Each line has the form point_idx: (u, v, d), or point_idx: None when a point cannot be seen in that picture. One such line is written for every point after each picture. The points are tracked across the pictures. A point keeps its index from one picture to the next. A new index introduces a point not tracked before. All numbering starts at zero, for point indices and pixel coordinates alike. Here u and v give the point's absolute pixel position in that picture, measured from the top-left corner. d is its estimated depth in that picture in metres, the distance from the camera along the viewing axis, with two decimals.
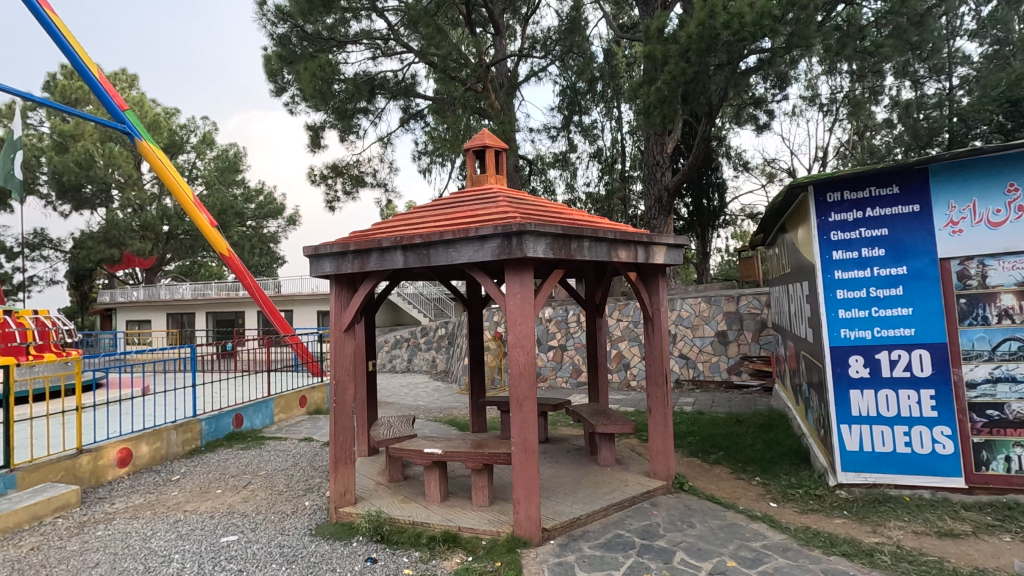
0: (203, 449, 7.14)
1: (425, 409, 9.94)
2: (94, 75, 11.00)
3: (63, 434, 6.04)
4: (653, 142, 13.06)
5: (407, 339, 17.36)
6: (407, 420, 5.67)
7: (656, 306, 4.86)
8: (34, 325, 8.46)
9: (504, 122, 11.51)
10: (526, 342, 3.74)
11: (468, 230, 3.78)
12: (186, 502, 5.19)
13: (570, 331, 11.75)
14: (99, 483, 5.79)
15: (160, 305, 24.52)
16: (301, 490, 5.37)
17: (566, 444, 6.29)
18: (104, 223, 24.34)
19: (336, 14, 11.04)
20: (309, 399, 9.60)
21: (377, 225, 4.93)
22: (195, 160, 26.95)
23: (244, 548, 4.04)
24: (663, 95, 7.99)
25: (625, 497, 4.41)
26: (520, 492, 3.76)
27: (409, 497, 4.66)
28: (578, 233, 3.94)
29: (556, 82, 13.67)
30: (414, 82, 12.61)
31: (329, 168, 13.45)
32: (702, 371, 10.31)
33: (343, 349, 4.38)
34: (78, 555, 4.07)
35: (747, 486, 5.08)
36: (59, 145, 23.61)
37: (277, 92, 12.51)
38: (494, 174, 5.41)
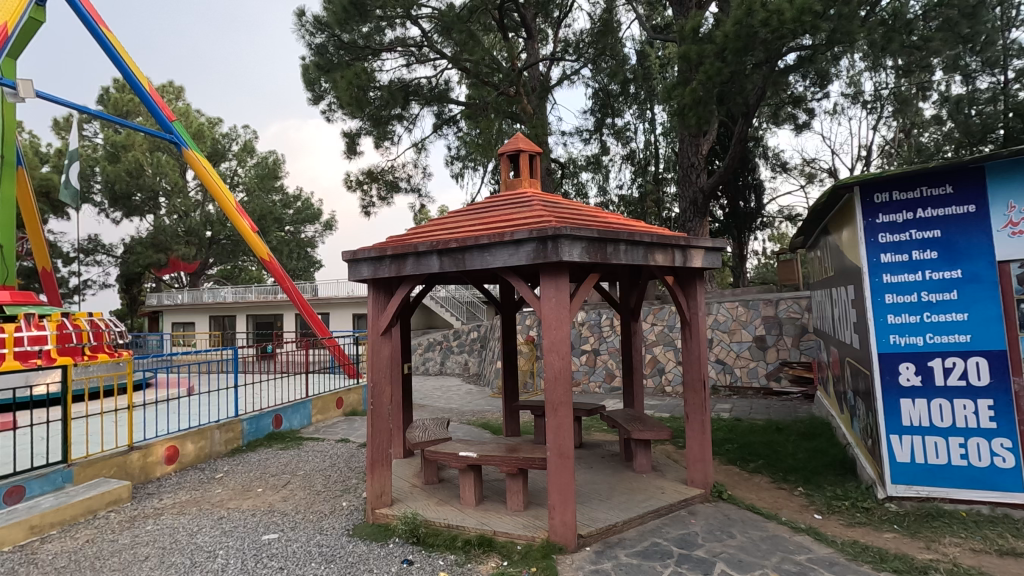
0: (244, 448, 7.35)
1: (458, 411, 10.01)
2: (145, 87, 11.50)
3: (115, 431, 6.31)
4: (687, 143, 12.85)
5: (440, 342, 17.51)
6: (441, 423, 5.71)
7: (693, 311, 4.76)
8: (88, 327, 8.86)
9: (536, 125, 11.53)
10: (561, 347, 3.71)
11: (503, 234, 3.79)
12: (229, 499, 5.35)
13: (603, 335, 11.64)
14: (149, 480, 6.03)
15: (204, 308, 25.41)
16: (338, 491, 5.47)
17: (600, 450, 6.23)
18: (152, 230, 25.40)
19: (372, 23, 11.26)
20: (345, 400, 9.79)
21: (413, 230, 5.00)
22: (236, 168, 27.85)
23: (284, 547, 4.13)
24: (698, 97, 7.85)
25: (662, 505, 4.33)
26: (556, 498, 3.74)
27: (444, 499, 4.68)
28: (614, 236, 3.90)
29: (589, 85, 13.60)
30: (447, 88, 12.75)
31: (365, 174, 13.72)
32: (739, 377, 10.06)
33: (380, 351, 4.45)
34: (129, 548, 4.23)
35: (789, 496, 4.93)
36: (111, 155, 24.78)
37: (315, 100, 12.83)
38: (528, 178, 5.40)
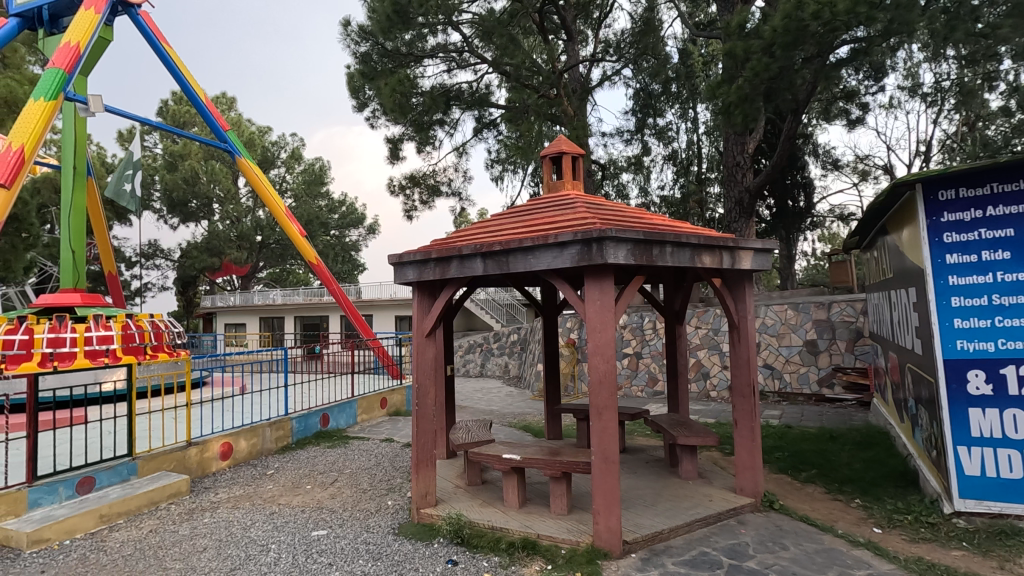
0: (294, 446, 7.59)
1: (499, 413, 10.05)
2: (201, 99, 12.05)
3: (175, 427, 6.62)
4: (732, 142, 12.52)
5: (481, 344, 17.63)
6: (484, 425, 5.75)
7: (741, 314, 4.63)
8: (149, 328, 9.34)
9: (577, 127, 11.46)
10: (606, 350, 3.67)
11: (547, 237, 3.78)
12: (280, 495, 5.53)
13: (646, 339, 11.45)
14: (205, 474, 6.30)
15: (254, 309, 26.38)
16: (383, 490, 5.57)
17: (644, 455, 6.14)
18: (207, 235, 26.59)
19: (414, 31, 11.49)
20: (389, 400, 9.98)
21: (457, 233, 5.05)
22: (285, 174, 28.86)
23: (333, 543, 4.23)
24: (744, 94, 7.63)
25: (710, 513, 4.22)
26: (601, 503, 3.69)
27: (488, 501, 4.71)
28: (660, 238, 3.83)
29: (630, 85, 13.43)
30: (488, 92, 12.85)
31: (407, 178, 13.97)
32: (789, 383, 9.73)
33: (425, 353, 4.50)
34: (189, 540, 4.43)
35: (845, 508, 4.71)
36: (170, 164, 26.10)
37: (360, 107, 13.18)
38: (571, 180, 5.38)
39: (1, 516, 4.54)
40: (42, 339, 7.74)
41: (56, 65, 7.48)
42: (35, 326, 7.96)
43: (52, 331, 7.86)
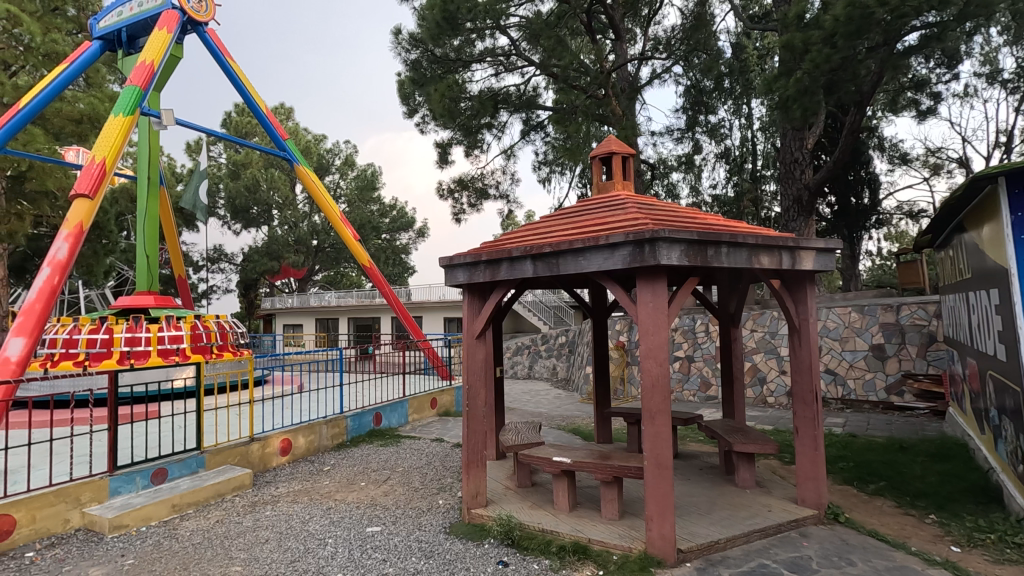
0: (348, 443, 7.82)
1: (547, 416, 10.03)
2: (263, 110, 12.60)
3: (239, 423, 6.95)
4: (790, 138, 12.03)
5: (528, 346, 17.63)
6: (534, 427, 5.74)
7: (803, 317, 4.43)
8: (216, 328, 9.85)
9: (625, 127, 11.30)
10: (659, 353, 3.59)
11: (598, 238, 3.75)
12: (336, 491, 5.71)
13: (698, 341, 11.16)
14: (266, 469, 6.59)
15: (310, 311, 27.38)
16: (434, 489, 5.65)
17: (697, 461, 5.97)
18: (267, 239, 27.83)
19: (463, 36, 11.63)
20: (439, 401, 10.13)
21: (506, 235, 5.07)
22: (339, 180, 29.85)
23: (387, 540, 4.32)
24: (804, 87, 7.29)
25: (769, 524, 4.05)
26: (653, 509, 3.62)
27: (538, 503, 4.69)
28: (715, 238, 3.72)
29: (680, 82, 13.13)
30: (536, 94, 12.87)
31: (456, 182, 14.16)
32: (853, 390, 9.25)
33: (475, 354, 4.54)
34: (252, 531, 4.64)
35: (918, 524, 4.42)
36: (233, 172, 27.50)
37: (410, 113, 13.48)
38: (621, 180, 5.31)
39: (87, 502, 4.90)
40: (121, 338, 8.54)
41: (133, 82, 8.00)
42: (114, 325, 8.64)
43: (129, 330, 8.63)
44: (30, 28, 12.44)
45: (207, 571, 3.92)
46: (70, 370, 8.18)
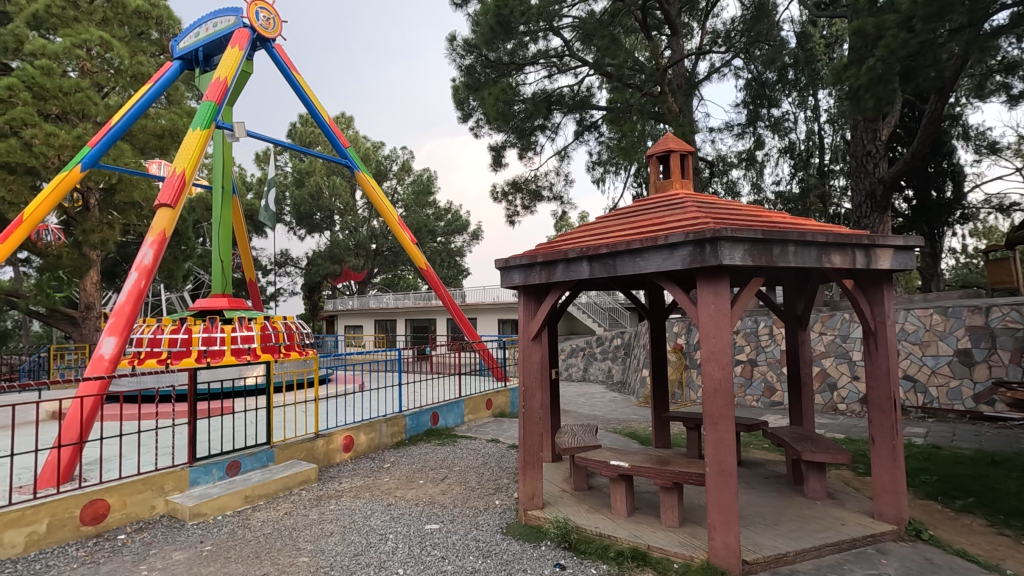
0: (407, 442, 8.01)
1: (603, 419, 9.91)
2: (326, 119, 13.11)
3: (306, 419, 7.25)
4: (862, 129, 11.35)
5: (583, 348, 17.49)
6: (590, 430, 5.68)
7: (879, 319, 4.17)
8: (283, 328, 10.35)
9: (682, 124, 11.00)
10: (721, 356, 3.46)
11: (656, 238, 3.68)
12: (397, 488, 5.86)
13: (762, 345, 10.72)
14: (330, 464, 6.86)
15: (370, 313, 28.26)
16: (490, 489, 5.70)
17: (762, 469, 5.73)
18: (330, 244, 29.00)
19: (516, 40, 11.68)
20: (494, 402, 10.22)
21: (561, 236, 5.05)
22: (396, 186, 30.70)
23: (445, 537, 4.40)
24: (877, 75, 6.83)
25: (843, 538, 3.83)
26: (716, 517, 3.50)
27: (595, 507, 4.64)
28: (782, 236, 3.56)
29: (740, 76, 12.66)
30: (590, 94, 12.77)
31: (510, 185, 14.25)
32: (935, 398, 8.61)
33: (531, 356, 4.54)
34: (318, 524, 4.83)
35: (1014, 546, 4.05)
36: (298, 180, 28.85)
37: (465, 117, 13.70)
38: (680, 178, 5.18)
39: (170, 491, 5.25)
40: (198, 338, 9.14)
41: (209, 98, 8.50)
42: (192, 325, 9.26)
43: (206, 330, 9.24)
44: (120, 52, 13.56)
45: (277, 560, 4.12)
46: (154, 367, 8.79)
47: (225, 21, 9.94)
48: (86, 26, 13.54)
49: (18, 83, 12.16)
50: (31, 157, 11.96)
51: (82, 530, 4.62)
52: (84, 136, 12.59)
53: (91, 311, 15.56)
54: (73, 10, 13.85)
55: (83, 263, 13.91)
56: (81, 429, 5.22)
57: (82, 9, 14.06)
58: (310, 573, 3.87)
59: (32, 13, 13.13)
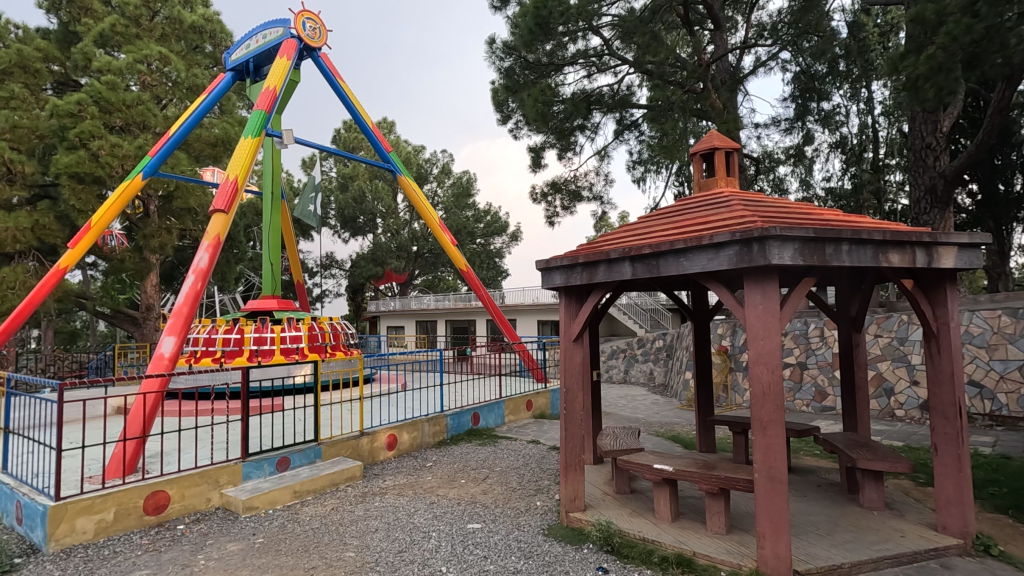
0: (449, 441, 8.11)
1: (645, 422, 9.76)
2: (369, 124, 13.37)
3: (351, 417, 7.43)
4: (920, 121, 10.79)
5: (624, 350, 17.28)
6: (633, 432, 5.61)
7: (942, 321, 3.95)
8: (330, 329, 10.65)
9: (727, 120, 10.69)
10: (771, 359, 3.35)
11: (701, 238, 3.60)
12: (439, 487, 5.94)
13: (812, 348, 10.33)
14: (375, 462, 7.01)
15: (411, 314, 28.73)
16: (532, 490, 5.70)
17: (814, 477, 5.51)
18: (372, 246, 29.69)
19: (555, 40, 11.64)
20: (535, 403, 10.21)
21: (602, 237, 5.01)
22: (436, 189, 31.12)
23: (487, 537, 4.43)
24: (938, 64, 6.41)
25: (903, 551, 3.65)
26: (766, 525, 3.39)
27: (638, 511, 4.58)
28: (835, 234, 3.43)
29: (787, 69, 12.26)
30: (630, 93, 12.62)
31: (549, 186, 14.23)
32: (1006, 406, 8.07)
33: (572, 357, 4.52)
34: (363, 520, 4.94)
35: None
36: (342, 185, 29.66)
37: (504, 119, 13.77)
38: (725, 176, 5.05)
39: (224, 484, 5.48)
40: (250, 338, 9.53)
41: (259, 107, 8.82)
42: (244, 326, 9.66)
43: (257, 330, 9.63)
44: (177, 66, 14.29)
45: (325, 554, 4.23)
46: (209, 365, 9.20)
47: (273, 32, 10.31)
48: (147, 43, 14.33)
49: (86, 98, 12.97)
50: (97, 167, 12.73)
51: (145, 519, 4.88)
52: (145, 146, 13.35)
53: (151, 312, 16.40)
54: (135, 27, 14.69)
55: (144, 266, 14.69)
56: (144, 424, 5.46)
57: (143, 26, 14.88)
58: (357, 568, 3.96)
59: (99, 31, 13.98)
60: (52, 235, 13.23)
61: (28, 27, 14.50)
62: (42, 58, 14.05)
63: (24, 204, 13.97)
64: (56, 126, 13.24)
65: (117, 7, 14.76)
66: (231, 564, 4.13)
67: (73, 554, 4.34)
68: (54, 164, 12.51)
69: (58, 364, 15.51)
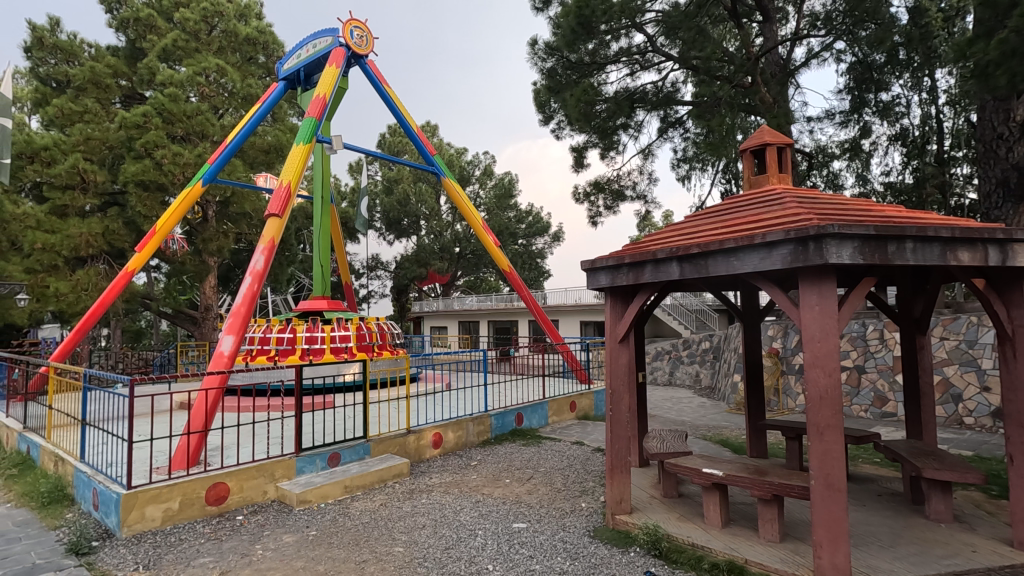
0: (493, 441, 8.17)
1: (692, 425, 9.58)
2: (413, 128, 13.59)
3: (398, 415, 7.59)
4: (991, 109, 10.00)
5: (669, 351, 16.96)
6: (680, 435, 5.50)
7: (1018, 322, 3.71)
8: (377, 329, 10.91)
9: (777, 115, 10.32)
10: (827, 362, 3.23)
11: (753, 237, 3.51)
12: (484, 485, 6.00)
13: (870, 350, 9.90)
14: (420, 459, 7.14)
15: (454, 314, 29.07)
16: (576, 491, 5.68)
17: (875, 486, 5.27)
18: (416, 248, 30.27)
19: (597, 39, 11.60)
20: (578, 404, 10.15)
21: (648, 236, 4.94)
22: (479, 190, 31.38)
23: (533, 537, 4.44)
24: (1010, 48, 5.99)
25: (975, 567, 3.44)
26: (823, 534, 3.26)
27: (686, 516, 4.50)
28: (897, 232, 3.27)
29: (842, 60, 11.77)
30: (674, 90, 12.41)
31: (591, 185, 14.12)
32: None
33: (618, 359, 4.48)
34: (411, 516, 5.05)
35: None
36: (387, 188, 30.35)
37: (546, 120, 13.76)
38: (777, 173, 4.89)
39: (280, 477, 5.70)
40: (302, 337, 9.89)
41: (310, 114, 9.09)
42: (297, 326, 10.03)
43: (308, 330, 9.99)
44: (233, 76, 14.98)
45: (375, 548, 4.34)
46: (264, 364, 9.58)
47: (323, 41, 10.64)
48: (206, 56, 15.10)
49: (151, 110, 13.75)
50: (161, 175, 13.47)
51: (207, 509, 5.14)
52: (204, 155, 14.05)
53: (209, 312, 17.19)
54: (194, 42, 15.49)
55: (203, 269, 15.46)
56: (205, 418, 5.74)
57: (202, 41, 15.68)
58: (405, 563, 4.04)
59: (163, 47, 14.82)
60: (120, 240, 14.07)
61: (99, 46, 15.48)
62: (112, 74, 14.98)
63: (96, 211, 14.91)
64: (124, 137, 14.09)
65: (178, 23, 15.59)
66: (286, 555, 4.29)
67: (143, 540, 4.61)
68: (123, 172, 13.32)
69: (126, 361, 16.47)
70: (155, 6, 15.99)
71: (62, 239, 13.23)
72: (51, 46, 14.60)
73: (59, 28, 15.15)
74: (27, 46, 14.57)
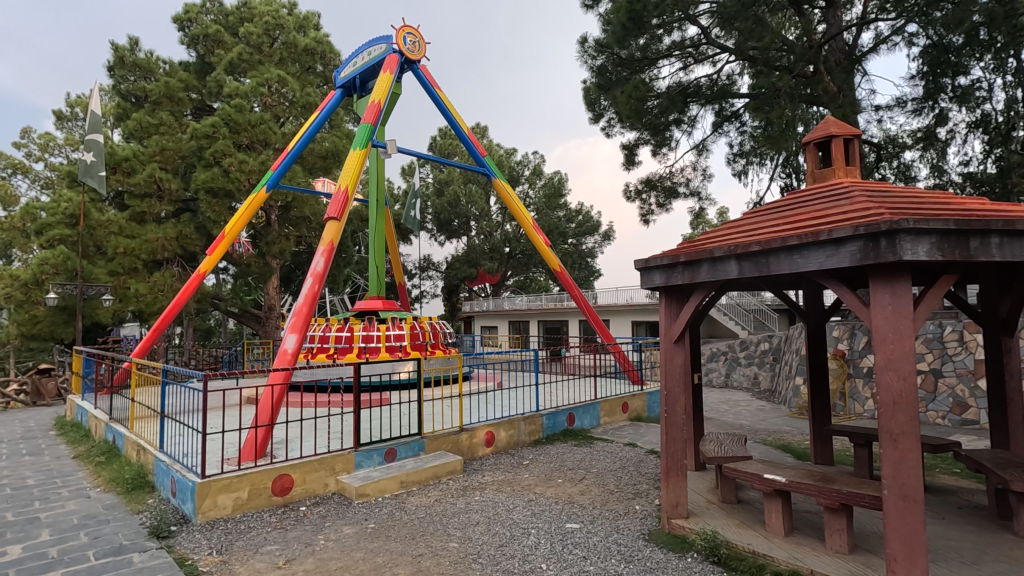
0: (544, 440, 8.18)
1: (750, 429, 9.26)
2: (464, 129, 13.76)
3: (451, 413, 7.72)
4: None
5: (725, 352, 16.43)
6: (739, 439, 5.33)
7: None
8: (430, 328, 11.12)
9: (842, 104, 9.86)
10: (901, 364, 3.05)
11: (818, 233, 3.35)
12: (537, 485, 6.02)
13: (949, 353, 9.25)
14: (473, 457, 7.24)
15: (504, 314, 29.24)
16: (630, 493, 5.61)
17: (955, 498, 4.92)
18: (467, 248, 30.68)
19: (648, 34, 11.43)
20: (630, 405, 9.99)
21: (705, 234, 4.80)
22: (528, 190, 31.42)
23: (586, 537, 4.42)
24: None
25: None
26: (897, 547, 3.06)
27: (747, 522, 4.35)
28: (981, 226, 3.05)
29: (915, 44, 11.06)
30: (730, 83, 12.05)
31: (643, 183, 13.86)
32: None
33: (673, 360, 4.38)
34: (464, 513, 5.13)
35: None
36: (438, 190, 30.89)
37: (596, 118, 13.63)
38: (844, 166, 4.64)
39: (339, 471, 5.92)
40: (359, 336, 10.24)
41: (366, 120, 9.36)
42: (354, 325, 10.39)
43: (365, 329, 10.34)
44: (293, 86, 15.70)
45: (431, 543, 4.44)
46: (324, 361, 9.99)
47: (377, 48, 10.92)
48: (268, 67, 15.88)
49: (219, 121, 14.60)
50: (228, 182, 14.25)
51: (273, 500, 5.40)
52: (267, 162, 14.77)
53: (272, 311, 18.02)
54: (258, 54, 16.29)
55: (266, 270, 16.23)
56: (270, 413, 6.04)
57: (265, 53, 16.47)
58: (460, 558, 4.11)
59: (229, 60, 15.68)
60: (193, 244, 14.99)
61: (172, 62, 16.52)
62: (184, 88, 15.98)
63: (170, 217, 15.94)
64: (195, 147, 14.99)
65: (243, 37, 16.43)
66: (347, 545, 4.45)
67: (216, 526, 4.90)
68: (195, 180, 14.18)
69: (197, 357, 17.51)
70: (223, 23, 16.94)
71: (141, 244, 14.26)
72: (131, 64, 15.70)
73: (138, 47, 16.28)
74: (110, 65, 15.73)
